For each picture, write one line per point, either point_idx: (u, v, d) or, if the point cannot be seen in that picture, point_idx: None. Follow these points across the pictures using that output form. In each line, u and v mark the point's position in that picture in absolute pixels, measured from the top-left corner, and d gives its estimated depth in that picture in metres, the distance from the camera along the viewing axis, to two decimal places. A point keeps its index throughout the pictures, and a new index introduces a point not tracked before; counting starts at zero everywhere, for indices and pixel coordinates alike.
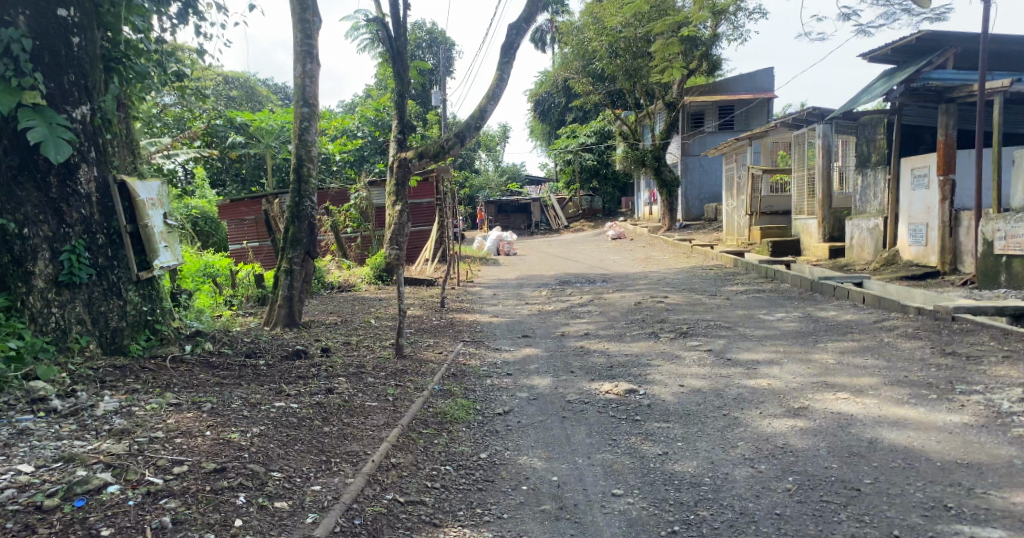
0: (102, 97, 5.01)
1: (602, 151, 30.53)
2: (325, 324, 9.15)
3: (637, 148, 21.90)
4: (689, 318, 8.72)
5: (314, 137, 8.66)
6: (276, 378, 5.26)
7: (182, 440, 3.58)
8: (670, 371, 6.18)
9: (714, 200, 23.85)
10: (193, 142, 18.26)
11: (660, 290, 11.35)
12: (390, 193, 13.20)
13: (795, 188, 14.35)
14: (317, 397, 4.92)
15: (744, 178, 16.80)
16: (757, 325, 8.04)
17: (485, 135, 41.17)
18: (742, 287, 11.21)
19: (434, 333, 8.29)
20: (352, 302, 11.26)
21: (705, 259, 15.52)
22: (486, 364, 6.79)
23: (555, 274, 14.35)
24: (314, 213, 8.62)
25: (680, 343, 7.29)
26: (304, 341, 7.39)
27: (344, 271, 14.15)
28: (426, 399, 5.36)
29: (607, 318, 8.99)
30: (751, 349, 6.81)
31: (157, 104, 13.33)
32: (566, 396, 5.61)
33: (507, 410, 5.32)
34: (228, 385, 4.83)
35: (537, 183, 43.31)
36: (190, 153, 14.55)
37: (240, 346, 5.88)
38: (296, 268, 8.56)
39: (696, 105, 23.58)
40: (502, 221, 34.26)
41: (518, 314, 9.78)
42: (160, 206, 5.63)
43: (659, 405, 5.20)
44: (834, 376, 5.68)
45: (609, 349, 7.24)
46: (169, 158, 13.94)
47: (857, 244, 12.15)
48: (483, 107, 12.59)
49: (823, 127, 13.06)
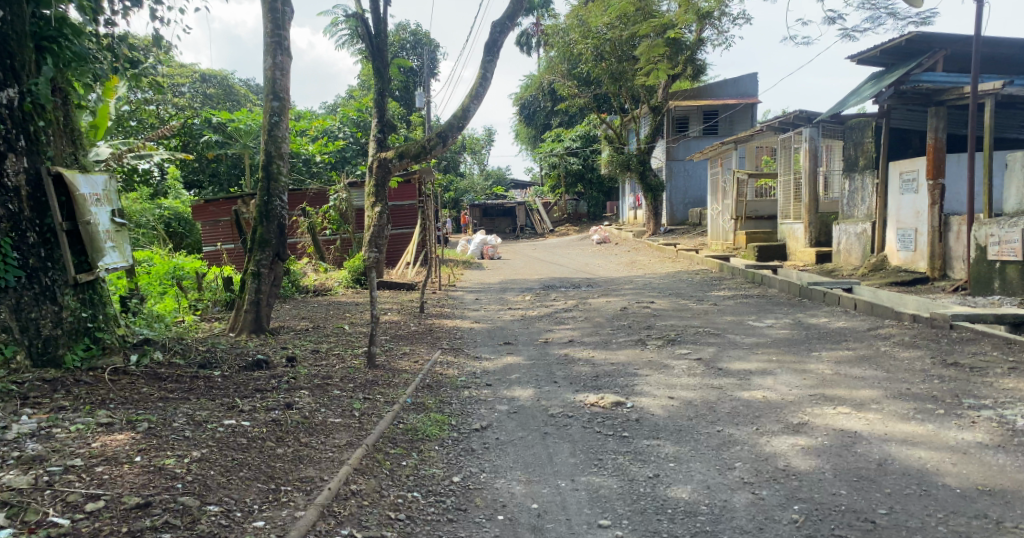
0: (33, 78, 4.81)
1: (587, 155, 30.11)
2: (294, 330, 8.70)
3: (622, 151, 21.58)
4: (676, 324, 8.35)
5: (284, 132, 8.22)
6: (230, 395, 4.89)
7: (103, 468, 3.26)
8: (659, 382, 5.78)
9: (699, 204, 23.61)
10: (168, 142, 17.76)
11: (646, 296, 10.99)
12: (368, 194, 12.72)
13: (781, 191, 14.02)
14: (274, 414, 4.53)
15: (730, 182, 16.48)
16: (747, 332, 7.67)
17: (470, 138, 40.68)
18: (729, 293, 10.87)
19: (410, 341, 7.84)
20: (326, 307, 10.79)
21: (691, 264, 15.17)
22: (464, 374, 6.37)
23: (539, 279, 13.95)
24: (285, 213, 8.16)
25: (668, 351, 6.90)
26: (269, 349, 6.92)
27: (320, 275, 13.67)
28: (396, 414, 4.93)
29: (592, 325, 8.60)
30: (743, 359, 6.43)
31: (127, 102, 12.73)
32: (547, 410, 5.20)
33: (484, 425, 4.91)
34: (172, 404, 4.49)
35: (523, 187, 42.97)
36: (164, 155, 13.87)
37: (193, 356, 5.66)
38: (264, 271, 8.11)
39: (681, 109, 23.25)
40: (488, 225, 33.87)
41: (501, 320, 9.37)
42: (107, 203, 5.44)
43: (648, 420, 4.81)
44: (832, 388, 5.31)
45: (595, 357, 6.84)
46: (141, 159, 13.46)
47: (845, 249, 11.83)
48: (465, 106, 12.19)
49: (810, 131, 12.75)
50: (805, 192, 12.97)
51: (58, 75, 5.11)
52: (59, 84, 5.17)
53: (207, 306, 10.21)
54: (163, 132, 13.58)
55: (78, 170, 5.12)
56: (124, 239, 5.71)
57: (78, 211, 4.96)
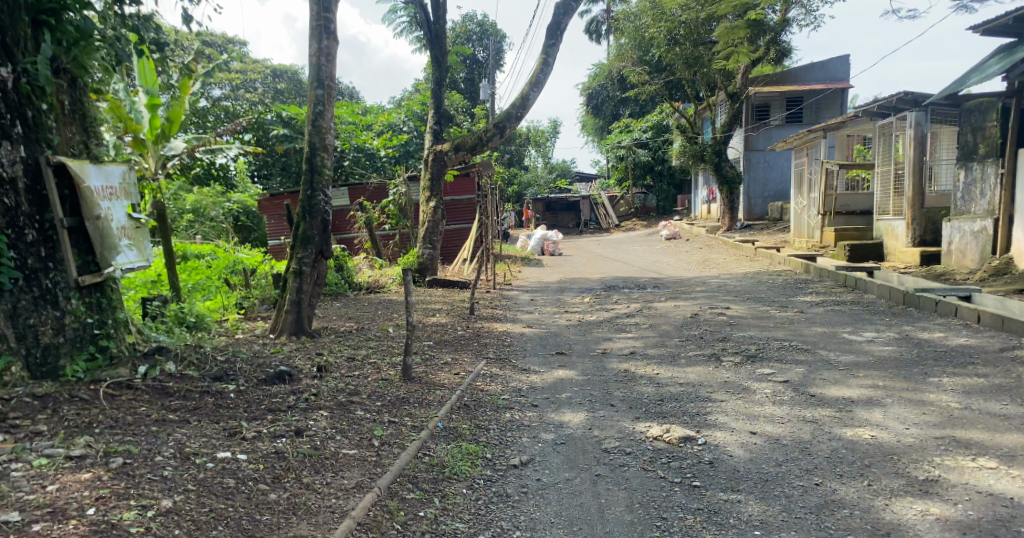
0: (29, 57, 4.30)
1: (657, 147, 28.87)
2: (336, 332, 8.13)
3: (696, 142, 20.39)
4: (756, 336, 7.37)
5: (330, 121, 7.61)
6: (239, 417, 4.26)
7: (40, 528, 2.73)
8: (735, 410, 4.92)
9: (779, 197, 22.11)
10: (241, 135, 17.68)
11: (720, 300, 9.99)
12: (424, 188, 12.02)
13: (878, 183, 12.55)
14: (280, 444, 3.86)
15: (816, 174, 15.14)
16: (843, 349, 6.63)
17: (534, 131, 39.84)
18: (816, 298, 9.77)
19: (455, 347, 7.15)
20: (376, 306, 10.22)
21: (771, 264, 13.98)
22: (508, 390, 5.63)
23: (602, 278, 13.07)
24: (329, 208, 7.58)
25: (747, 371, 5.95)
26: (299, 356, 6.33)
27: (375, 271, 13.16)
28: (422, 444, 4.22)
29: (657, 333, 7.71)
30: (837, 383, 5.46)
31: (196, 95, 12.44)
32: (601, 443, 4.45)
33: (524, 461, 4.19)
34: (168, 429, 3.89)
35: (588, 180, 41.79)
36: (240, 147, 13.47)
37: (210, 367, 5.10)
38: (307, 270, 7.55)
39: (759, 99, 21.88)
40: (551, 219, 33.00)
41: (556, 324, 8.56)
42: (123, 197, 4.99)
43: (727, 464, 4.01)
44: (960, 429, 4.34)
45: (660, 375, 6.00)
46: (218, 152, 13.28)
47: (957, 250, 10.43)
48: (526, 93, 11.41)
49: (914, 116, 11.24)
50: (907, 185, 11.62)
51: (59, 52, 4.52)
52: (64, 63, 4.58)
53: (253, 303, 9.79)
54: (235, 126, 13.30)
55: (90, 160, 4.67)
56: (144, 235, 5.24)
57: (83, 207, 4.49)
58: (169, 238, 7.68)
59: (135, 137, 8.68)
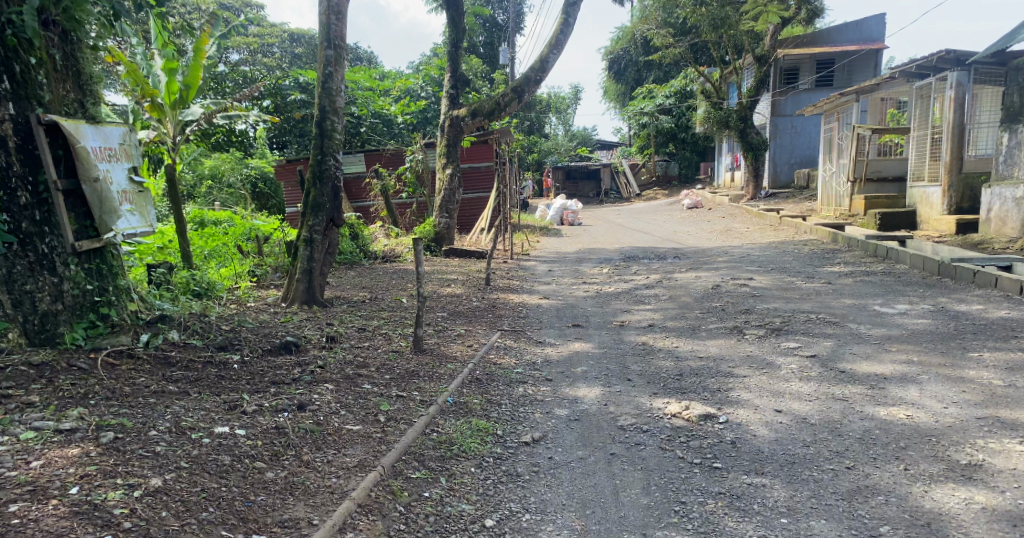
0: (16, 7, 4.07)
1: (680, 114, 28.26)
2: (348, 301, 7.97)
3: (720, 107, 19.85)
4: (781, 308, 7.10)
5: (340, 84, 7.37)
6: (241, 390, 4.09)
7: (17, 508, 2.58)
8: (760, 386, 4.70)
9: (805, 165, 21.56)
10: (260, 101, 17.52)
11: (744, 270, 9.69)
12: (440, 155, 11.75)
13: (913, 148, 12.06)
14: (281, 419, 3.69)
15: (846, 140, 14.64)
16: (874, 322, 6.34)
17: (555, 98, 39.19)
18: (844, 269, 9.44)
19: (469, 318, 6.96)
20: (391, 275, 10.04)
21: (796, 233, 13.60)
22: (522, 364, 5.45)
23: (620, 248, 12.80)
24: (340, 174, 7.38)
25: (772, 345, 5.71)
26: (309, 325, 6.18)
27: (390, 240, 12.98)
28: (429, 420, 4.04)
29: (677, 305, 7.47)
30: (868, 358, 5.21)
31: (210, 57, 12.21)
32: (616, 421, 4.26)
33: (536, 438, 4.01)
34: (165, 401, 3.72)
35: (609, 148, 41.17)
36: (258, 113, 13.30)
37: (214, 336, 4.92)
38: (318, 238, 7.35)
39: (790, 59, 21.22)
40: (570, 188, 32.60)
41: (573, 295, 8.34)
42: (123, 159, 4.79)
43: (749, 443, 3.81)
44: (1002, 409, 4.09)
45: (680, 348, 5.77)
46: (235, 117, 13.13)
47: (996, 218, 9.99)
48: (546, 55, 11.05)
49: (956, 75, 10.77)
50: (944, 150, 11.15)
51: (47, 4, 4.27)
52: (52, 15, 4.35)
53: (265, 272, 9.66)
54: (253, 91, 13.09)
55: (87, 120, 4.49)
56: (147, 200, 5.07)
57: (79, 169, 4.31)
58: (179, 203, 7.50)
59: (152, 102, 8.60)
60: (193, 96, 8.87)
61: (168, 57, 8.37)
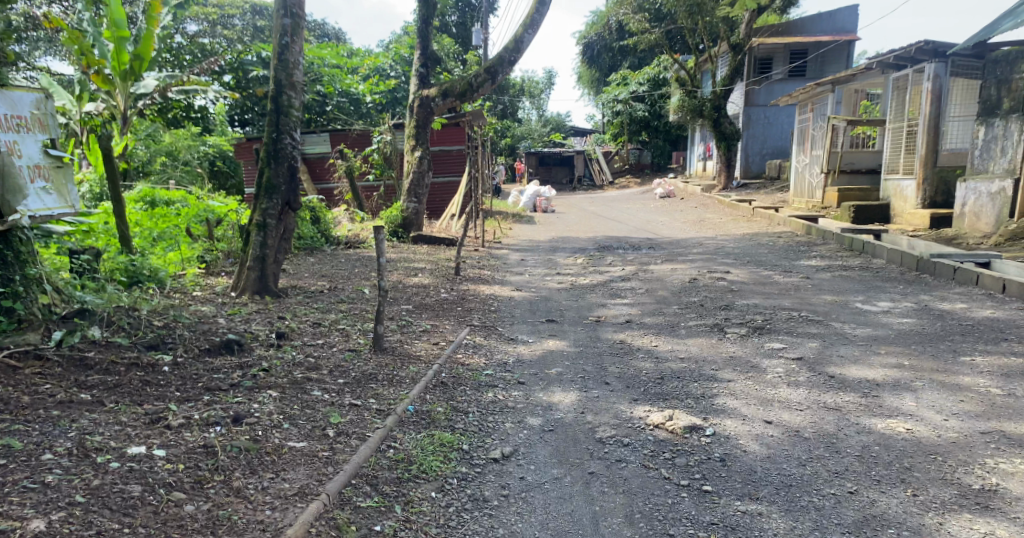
0: None
1: (654, 101, 27.95)
2: (305, 291, 7.42)
3: (694, 95, 19.57)
4: (761, 304, 6.77)
5: (297, 56, 6.80)
6: (168, 399, 3.61)
7: None
8: (746, 392, 4.32)
9: (777, 155, 21.38)
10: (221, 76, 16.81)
11: (720, 263, 9.38)
12: (408, 136, 11.19)
13: (888, 140, 11.81)
14: (211, 436, 3.22)
15: (820, 130, 14.39)
16: (858, 321, 6.01)
17: (528, 83, 38.69)
18: (821, 262, 9.16)
19: (435, 312, 6.49)
20: (354, 263, 9.51)
21: (771, 224, 13.35)
22: (491, 365, 5.01)
23: (593, 237, 12.41)
24: (298, 154, 6.85)
25: (755, 345, 5.35)
26: (259, 319, 5.67)
27: (355, 224, 12.42)
28: (386, 435, 3.60)
29: (654, 299, 7.10)
30: (857, 361, 4.85)
31: (165, 22, 11.45)
32: (594, 432, 3.86)
33: (506, 454, 3.61)
34: (71, 413, 3.24)
35: (582, 135, 40.80)
36: (219, 89, 12.56)
37: (144, 333, 4.44)
38: (272, 223, 6.80)
39: (764, 48, 20.98)
40: (543, 174, 32.22)
41: (546, 287, 7.91)
42: (32, 130, 4.57)
43: (740, 460, 3.44)
44: (1006, 422, 3.75)
45: (660, 348, 5.38)
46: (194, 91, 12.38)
47: (971, 213, 9.79)
48: (520, 36, 10.57)
49: (933, 67, 10.52)
50: (919, 143, 10.92)
51: None
52: None
53: (216, 258, 9.11)
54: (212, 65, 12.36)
55: None
56: (65, 174, 4.88)
57: None
58: (116, 182, 6.86)
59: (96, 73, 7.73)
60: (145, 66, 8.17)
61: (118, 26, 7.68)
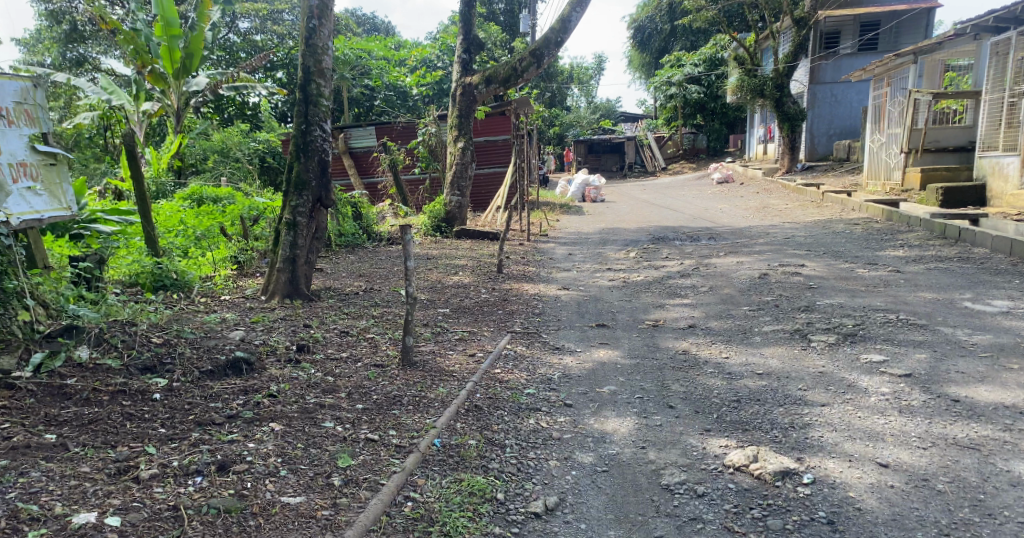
0: None
1: (711, 82, 26.68)
2: (337, 293, 6.82)
3: (754, 74, 18.39)
4: (847, 304, 5.89)
5: (326, 40, 6.18)
6: (148, 439, 3.02)
7: None
8: (847, 422, 3.52)
9: (846, 135, 20.03)
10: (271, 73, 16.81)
11: (790, 255, 8.44)
12: (452, 126, 10.52)
13: (984, 112, 10.58)
14: (185, 492, 2.64)
15: (899, 106, 13.14)
16: (972, 324, 5.10)
17: (577, 69, 37.68)
18: (909, 253, 8.17)
19: (474, 316, 5.82)
20: (391, 260, 8.92)
21: (845, 210, 12.28)
22: (533, 382, 4.30)
23: (647, 228, 11.57)
24: (328, 146, 6.25)
25: (846, 357, 4.52)
26: (281, 329, 5.09)
27: (399, 219, 11.84)
28: (407, 481, 2.96)
29: (719, 299, 6.31)
30: (985, 379, 3.98)
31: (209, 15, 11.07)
32: (659, 476, 3.13)
33: (552, 506, 2.93)
34: (21, 463, 2.70)
35: (633, 120, 39.60)
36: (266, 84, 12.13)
37: (138, 353, 3.87)
38: (302, 221, 6.19)
39: (832, 21, 19.63)
40: (593, 162, 31.25)
41: (596, 286, 7.16)
42: (17, 124, 4.01)
43: (855, 523, 2.74)
44: None
45: (732, 361, 4.58)
46: (241, 86, 12.06)
47: None
48: (569, 14, 9.79)
49: None
50: None
51: None
52: None
53: (251, 258, 8.36)
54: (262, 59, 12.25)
55: None
56: (60, 172, 4.32)
57: None
58: (139, 177, 6.34)
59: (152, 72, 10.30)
60: (195, 64, 10.57)
61: (170, 25, 9.70)
